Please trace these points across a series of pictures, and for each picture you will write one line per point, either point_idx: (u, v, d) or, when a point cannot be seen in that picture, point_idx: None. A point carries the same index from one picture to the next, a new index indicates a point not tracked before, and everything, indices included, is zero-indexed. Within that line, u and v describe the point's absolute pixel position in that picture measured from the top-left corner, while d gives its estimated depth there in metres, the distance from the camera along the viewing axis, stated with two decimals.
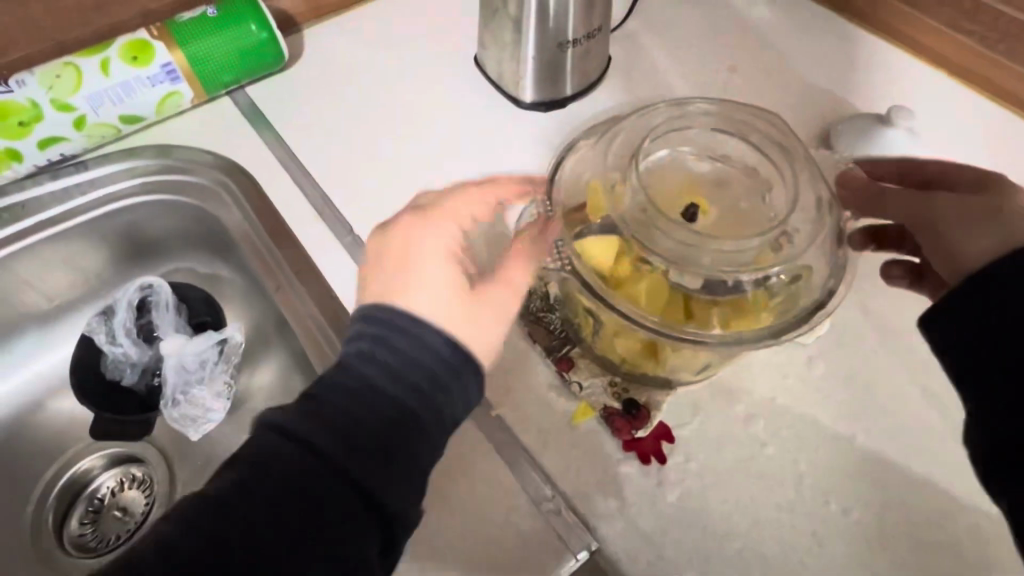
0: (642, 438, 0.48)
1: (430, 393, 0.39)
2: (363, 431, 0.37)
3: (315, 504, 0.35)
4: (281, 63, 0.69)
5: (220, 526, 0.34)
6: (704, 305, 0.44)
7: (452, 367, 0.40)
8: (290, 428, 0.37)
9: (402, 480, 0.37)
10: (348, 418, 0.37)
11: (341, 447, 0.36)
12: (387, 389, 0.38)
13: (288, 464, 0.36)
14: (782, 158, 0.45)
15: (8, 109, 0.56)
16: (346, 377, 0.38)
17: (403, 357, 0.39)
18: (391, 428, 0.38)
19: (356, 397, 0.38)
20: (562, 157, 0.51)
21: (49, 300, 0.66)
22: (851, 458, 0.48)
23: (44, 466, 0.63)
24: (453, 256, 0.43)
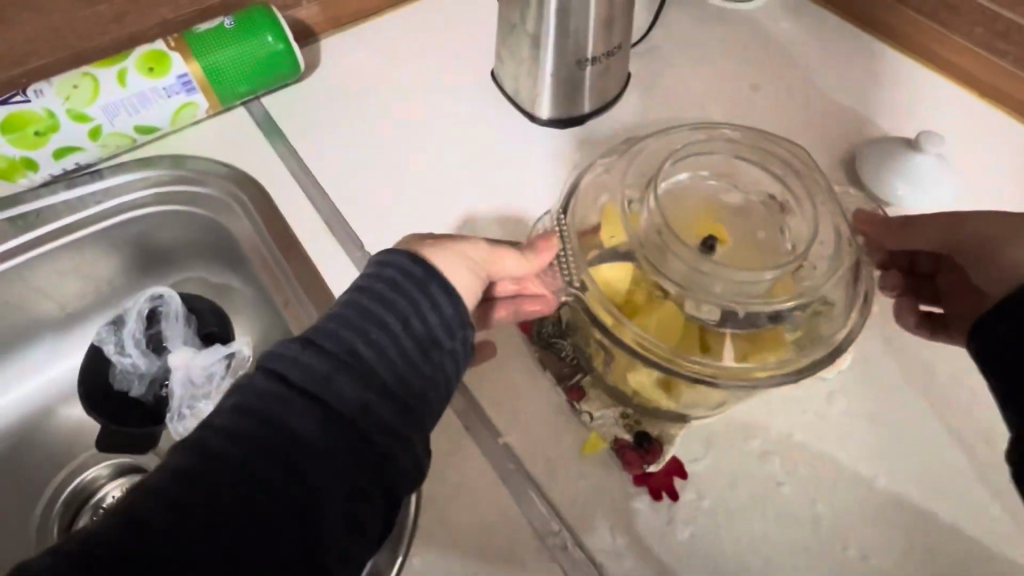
0: (653, 473, 0.46)
1: (430, 330, 0.42)
2: (367, 364, 0.39)
3: (326, 437, 0.36)
4: (297, 75, 0.68)
5: (233, 479, 0.34)
6: (719, 337, 0.42)
7: (449, 309, 0.43)
8: (292, 368, 0.38)
9: (406, 413, 0.39)
10: (350, 354, 0.39)
11: (349, 381, 0.38)
12: (390, 327, 0.40)
13: (294, 402, 0.37)
14: (804, 189, 0.44)
15: (25, 118, 0.57)
16: (346, 317, 0.40)
17: (388, 330, 0.40)
18: (395, 365, 0.40)
19: (345, 364, 0.39)
20: (580, 176, 0.49)
21: (61, 308, 0.65)
22: (871, 499, 0.46)
23: (52, 474, 0.63)
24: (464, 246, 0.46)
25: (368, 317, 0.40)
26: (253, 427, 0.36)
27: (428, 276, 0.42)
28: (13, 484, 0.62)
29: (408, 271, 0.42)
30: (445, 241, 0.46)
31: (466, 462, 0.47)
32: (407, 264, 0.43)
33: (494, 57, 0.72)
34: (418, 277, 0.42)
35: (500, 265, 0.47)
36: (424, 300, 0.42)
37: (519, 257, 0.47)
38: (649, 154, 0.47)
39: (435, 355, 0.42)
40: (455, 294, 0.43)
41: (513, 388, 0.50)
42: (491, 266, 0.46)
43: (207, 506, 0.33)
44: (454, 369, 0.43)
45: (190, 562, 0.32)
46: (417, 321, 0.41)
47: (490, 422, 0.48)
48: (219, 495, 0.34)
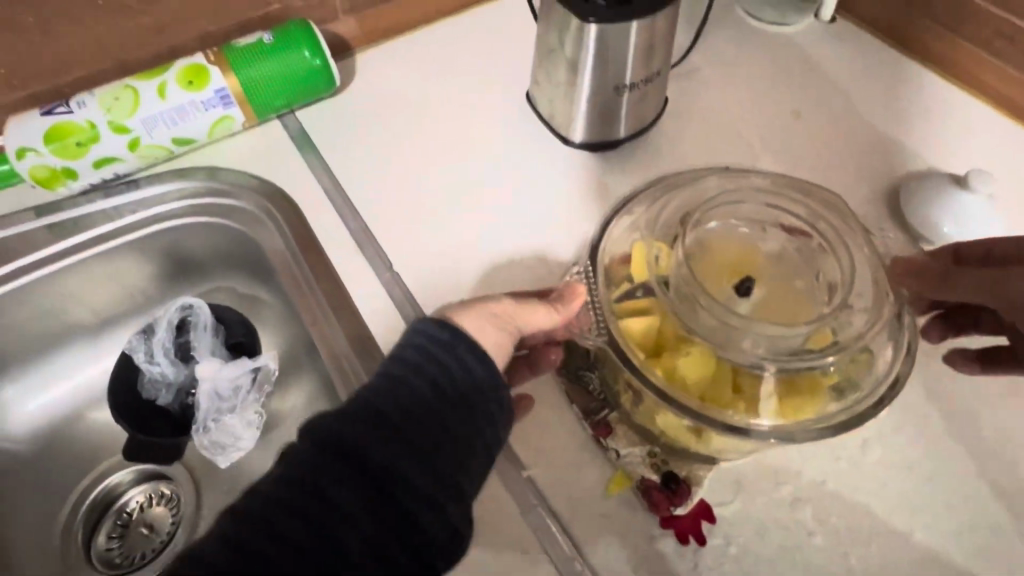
0: (681, 515, 0.45)
1: (462, 392, 0.41)
2: (400, 429, 0.38)
3: (360, 505, 0.36)
4: (331, 90, 0.68)
5: (273, 548, 0.34)
6: (756, 388, 0.41)
7: (481, 370, 0.41)
8: (326, 438, 0.37)
9: (441, 479, 0.38)
10: (382, 420, 0.38)
11: (382, 447, 0.37)
12: (421, 390, 0.40)
13: (328, 472, 0.36)
14: (840, 244, 0.43)
15: (67, 129, 0.58)
16: (374, 385, 0.40)
17: (419, 394, 0.40)
18: (428, 428, 0.39)
19: (378, 429, 0.38)
20: (609, 220, 0.47)
21: (93, 315, 0.67)
22: (906, 556, 0.44)
23: (78, 479, 0.64)
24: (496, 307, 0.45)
25: (399, 384, 0.40)
26: (289, 495, 0.35)
27: (458, 338, 0.42)
28: (40, 486, 0.63)
29: (437, 336, 0.42)
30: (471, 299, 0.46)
31: (489, 494, 0.46)
32: (434, 327, 0.42)
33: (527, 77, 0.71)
34: (448, 340, 0.42)
35: (529, 320, 0.45)
36: (456, 363, 0.41)
37: (544, 311, 0.45)
38: (681, 195, 0.46)
39: (469, 416, 0.40)
40: (487, 357, 0.42)
41: (539, 420, 0.49)
42: (522, 320, 0.45)
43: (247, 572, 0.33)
44: (490, 430, 0.41)
45: None
46: (448, 384, 0.41)
47: (513, 455, 0.47)
48: (259, 562, 0.33)
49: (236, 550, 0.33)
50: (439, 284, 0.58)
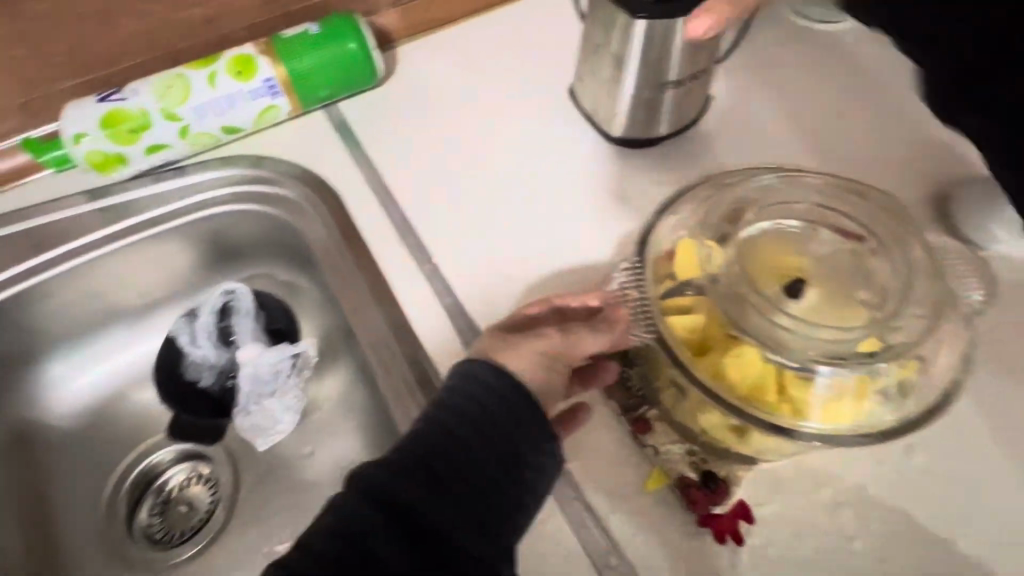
0: (720, 514, 0.45)
1: (518, 450, 0.39)
2: (455, 491, 0.37)
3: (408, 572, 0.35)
4: (374, 81, 0.69)
5: None
6: (801, 392, 0.40)
7: (534, 424, 0.40)
8: (381, 497, 0.36)
9: (494, 545, 0.37)
10: (434, 479, 0.37)
11: (437, 511, 0.36)
12: (475, 449, 0.38)
13: (385, 537, 0.35)
14: (893, 249, 0.43)
15: (121, 116, 0.59)
16: (426, 436, 0.39)
17: (474, 449, 0.38)
18: (482, 490, 0.38)
19: (431, 488, 0.37)
20: (657, 216, 0.47)
21: (140, 297, 0.69)
22: (948, 564, 0.44)
23: (122, 455, 0.66)
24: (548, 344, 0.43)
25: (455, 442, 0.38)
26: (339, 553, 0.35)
27: (516, 391, 0.40)
28: (87, 461, 0.65)
29: (492, 385, 0.40)
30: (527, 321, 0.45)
31: None
32: (492, 375, 0.41)
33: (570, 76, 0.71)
34: (503, 391, 0.40)
35: (581, 350, 0.44)
36: (509, 415, 0.40)
37: (592, 339, 0.44)
38: (735, 193, 0.45)
39: (522, 476, 0.39)
40: (541, 409, 0.41)
41: None
42: (572, 352, 0.44)
43: None
44: (541, 490, 0.40)
45: None
46: (502, 441, 0.39)
47: None
48: None
49: None
50: (478, 277, 0.59)
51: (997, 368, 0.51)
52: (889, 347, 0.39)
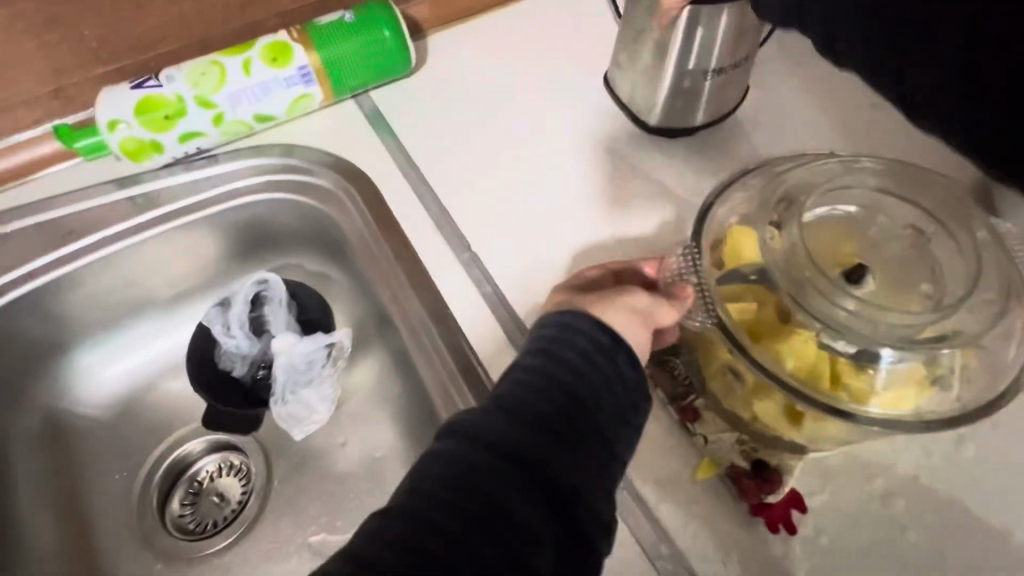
0: (772, 504, 0.45)
1: (620, 406, 0.40)
2: (566, 436, 0.38)
3: (540, 513, 0.35)
4: (407, 69, 0.68)
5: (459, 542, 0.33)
6: (859, 377, 0.40)
7: (633, 381, 0.41)
8: (497, 437, 0.36)
9: (603, 492, 0.38)
10: (553, 427, 0.38)
11: (553, 454, 0.37)
12: (581, 398, 0.39)
13: (504, 475, 0.35)
14: (957, 236, 0.42)
15: (157, 102, 0.59)
16: (538, 384, 0.39)
17: (585, 400, 0.39)
18: (590, 437, 0.39)
19: (551, 433, 0.37)
20: (712, 202, 0.47)
21: (171, 287, 0.68)
22: (1005, 555, 0.43)
23: (152, 445, 0.66)
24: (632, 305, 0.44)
25: (564, 390, 0.39)
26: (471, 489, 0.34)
27: (617, 346, 0.41)
28: (117, 451, 0.65)
29: (598, 341, 0.41)
30: (601, 294, 0.45)
31: None
32: (592, 330, 0.42)
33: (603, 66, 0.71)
34: (607, 346, 0.41)
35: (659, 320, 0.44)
36: (612, 371, 0.41)
37: (672, 309, 0.44)
38: (790, 177, 0.45)
39: (624, 431, 0.40)
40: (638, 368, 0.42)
41: None
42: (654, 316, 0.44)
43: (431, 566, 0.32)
44: (637, 445, 0.41)
45: None
46: (608, 395, 0.40)
47: None
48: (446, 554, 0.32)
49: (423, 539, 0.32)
50: (516, 267, 0.58)
51: None
52: (958, 337, 0.39)
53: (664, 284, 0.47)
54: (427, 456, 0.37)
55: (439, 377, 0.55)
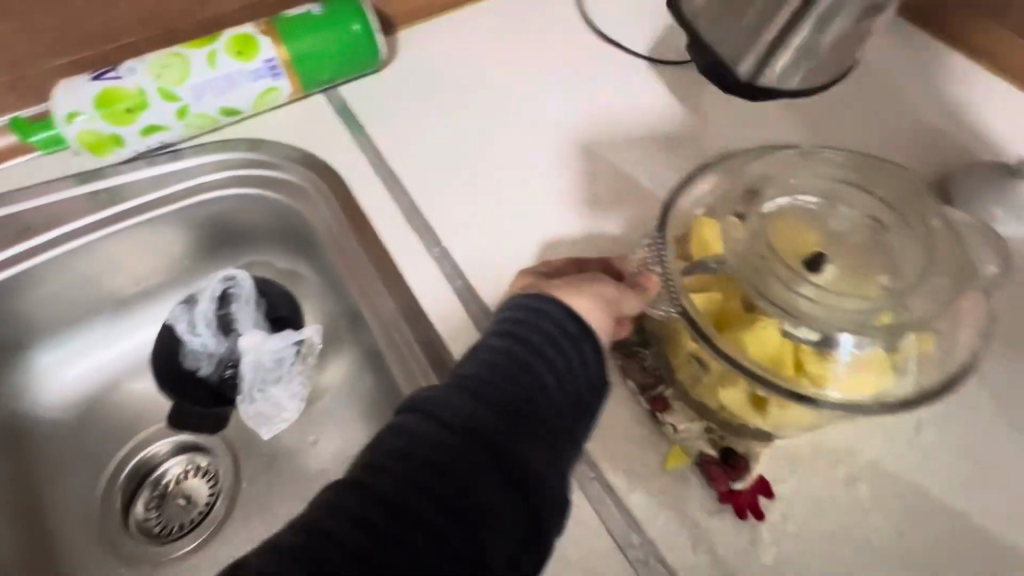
0: (740, 490, 0.45)
1: (580, 391, 0.41)
2: (526, 418, 0.38)
3: (492, 492, 0.35)
4: (377, 63, 0.68)
5: (408, 517, 0.33)
6: (821, 363, 0.40)
7: (597, 366, 0.42)
8: (459, 417, 0.37)
9: (560, 474, 0.38)
10: (513, 408, 0.38)
11: (511, 435, 0.37)
12: (544, 382, 0.40)
13: (462, 454, 0.36)
14: (911, 223, 0.43)
15: (117, 94, 0.57)
16: (503, 366, 0.40)
17: (547, 384, 0.40)
18: (551, 421, 0.39)
19: (512, 416, 0.38)
20: (678, 192, 0.48)
21: (135, 284, 0.67)
22: (962, 535, 0.45)
23: (116, 448, 0.64)
24: (599, 292, 0.44)
25: (528, 374, 0.39)
26: (424, 465, 0.35)
27: (584, 332, 0.42)
28: (79, 453, 0.63)
29: (565, 326, 0.41)
30: (567, 279, 0.45)
31: None
32: (560, 314, 0.42)
33: (588, 66, 0.71)
34: (574, 332, 0.42)
35: (625, 308, 0.45)
36: (576, 356, 0.41)
37: (634, 297, 0.45)
38: (751, 172, 0.46)
39: (583, 416, 0.41)
40: (602, 354, 0.43)
41: None
42: (620, 305, 0.45)
43: (378, 540, 0.32)
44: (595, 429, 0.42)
45: None
46: (570, 380, 0.41)
47: None
48: (394, 528, 0.33)
49: (372, 515, 0.33)
50: (487, 261, 0.58)
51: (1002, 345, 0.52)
52: (913, 320, 0.40)
53: (631, 274, 0.48)
54: (387, 431, 0.37)
55: (411, 372, 0.55)
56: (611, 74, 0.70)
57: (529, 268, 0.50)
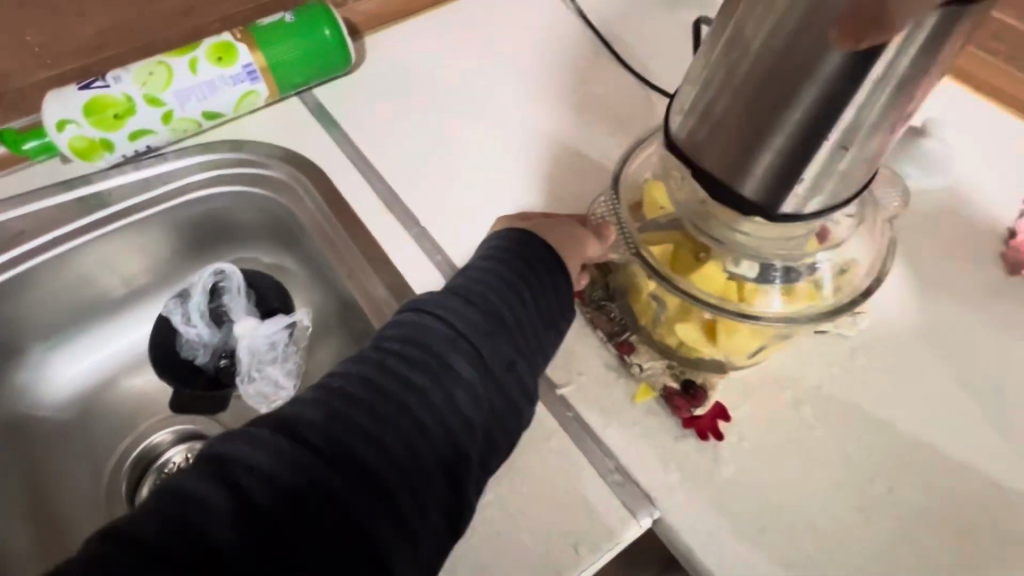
0: (700, 416, 0.51)
1: (551, 311, 0.46)
2: (507, 324, 0.43)
3: (473, 378, 0.41)
4: (347, 66, 0.73)
5: (402, 391, 0.39)
6: (760, 290, 0.47)
7: (565, 292, 0.47)
8: (452, 316, 0.42)
9: (530, 372, 0.44)
10: (496, 315, 0.43)
11: (494, 336, 0.43)
12: (523, 297, 0.45)
13: (452, 342, 0.41)
14: None
15: (105, 102, 0.61)
16: (488, 281, 0.45)
17: (525, 300, 0.45)
18: (527, 329, 0.45)
19: (496, 322, 0.43)
20: (628, 157, 0.54)
21: (125, 285, 0.69)
22: (895, 441, 0.51)
23: (119, 441, 0.67)
24: (565, 241, 0.50)
25: (509, 287, 0.45)
26: (418, 353, 0.40)
27: (556, 263, 0.47)
28: (82, 449, 0.66)
29: (539, 256, 0.47)
30: (538, 227, 0.51)
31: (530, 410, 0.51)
32: (535, 245, 0.48)
33: (545, 63, 0.77)
34: (547, 262, 0.47)
35: (587, 252, 0.51)
36: (549, 283, 0.47)
37: (597, 244, 0.51)
38: None
39: (553, 332, 0.46)
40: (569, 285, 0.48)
41: (568, 344, 0.54)
42: (584, 252, 0.51)
43: (375, 407, 0.38)
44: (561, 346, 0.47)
45: (356, 444, 0.37)
46: (543, 301, 0.46)
47: (547, 377, 0.52)
48: (389, 397, 0.39)
49: (373, 386, 0.39)
50: (464, 238, 0.64)
51: (917, 283, 0.60)
52: (825, 238, 0.48)
53: (594, 223, 0.54)
54: (392, 322, 0.43)
55: None
56: (565, 70, 0.77)
57: (506, 219, 0.56)
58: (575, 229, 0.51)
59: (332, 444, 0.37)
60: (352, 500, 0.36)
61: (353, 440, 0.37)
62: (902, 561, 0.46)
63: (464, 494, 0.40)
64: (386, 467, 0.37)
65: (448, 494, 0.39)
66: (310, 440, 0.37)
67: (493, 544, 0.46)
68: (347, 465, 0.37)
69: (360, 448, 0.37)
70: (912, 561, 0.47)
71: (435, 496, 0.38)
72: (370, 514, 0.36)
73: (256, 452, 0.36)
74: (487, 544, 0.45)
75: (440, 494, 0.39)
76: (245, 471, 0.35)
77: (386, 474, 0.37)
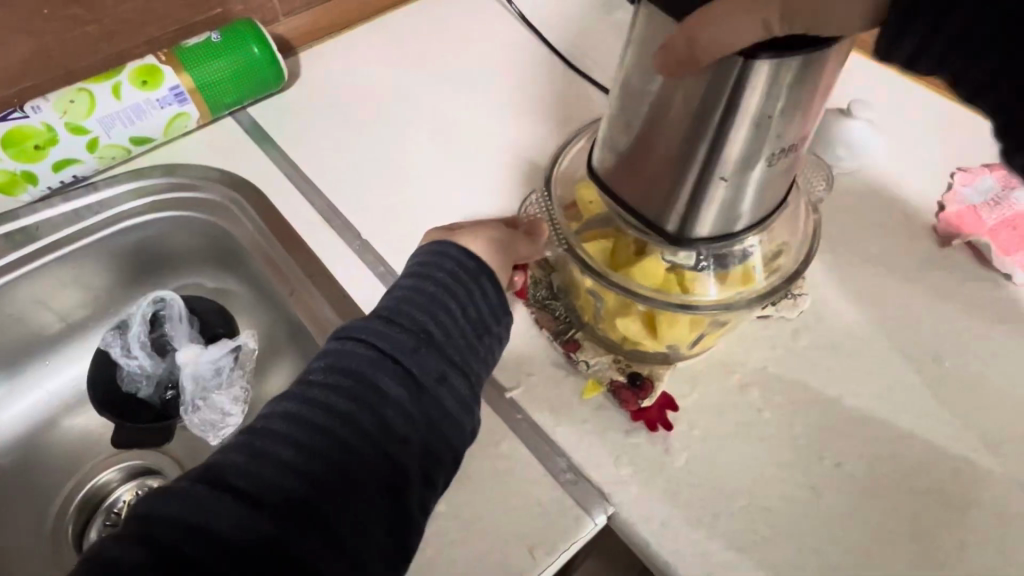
0: (648, 407, 0.51)
1: (484, 318, 0.46)
2: (434, 339, 0.43)
3: (403, 395, 0.40)
4: (281, 83, 0.72)
5: (327, 419, 0.38)
6: (695, 278, 0.48)
7: (496, 296, 0.47)
8: (374, 339, 0.42)
9: (468, 382, 0.43)
10: (421, 331, 0.43)
11: (421, 351, 0.42)
12: (450, 308, 0.45)
13: (377, 364, 0.41)
14: None
15: (24, 133, 0.59)
16: (412, 299, 0.44)
17: (453, 311, 0.45)
18: (458, 340, 0.44)
19: (422, 338, 0.43)
20: (559, 155, 0.54)
21: (62, 321, 0.67)
22: (841, 416, 0.52)
23: (63, 481, 0.64)
24: (495, 240, 0.50)
25: (434, 300, 0.44)
26: (342, 379, 0.40)
27: (481, 269, 0.47)
28: (20, 493, 0.62)
29: (464, 263, 0.47)
30: (469, 231, 0.51)
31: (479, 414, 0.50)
32: (459, 255, 0.47)
33: (482, 68, 0.78)
34: (472, 269, 0.47)
35: (519, 251, 0.51)
36: (477, 290, 0.46)
37: (529, 243, 0.52)
38: None
39: (487, 338, 0.46)
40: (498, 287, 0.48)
41: (514, 346, 0.54)
42: (513, 251, 0.51)
43: (301, 438, 0.38)
44: (500, 351, 0.46)
45: (284, 478, 0.36)
46: (472, 310, 0.46)
47: (495, 380, 0.52)
48: (314, 426, 0.38)
49: (297, 419, 0.38)
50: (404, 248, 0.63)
51: (853, 261, 0.61)
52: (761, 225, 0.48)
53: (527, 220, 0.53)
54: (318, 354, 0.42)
55: None
56: (503, 74, 0.77)
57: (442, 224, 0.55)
58: (508, 230, 0.51)
59: (260, 482, 0.36)
60: (287, 534, 0.35)
61: (282, 474, 0.37)
62: (855, 534, 0.47)
63: (410, 514, 0.39)
64: (319, 494, 0.36)
65: (392, 514, 0.38)
66: (235, 485, 0.36)
67: (447, 555, 0.44)
68: (278, 501, 0.36)
69: (288, 481, 0.36)
70: (864, 533, 0.47)
71: (376, 516, 0.37)
72: (307, 544, 0.35)
73: (178, 506, 0.35)
74: (440, 557, 0.44)
75: (383, 514, 0.38)
76: (168, 525, 0.34)
77: (320, 502, 0.36)
